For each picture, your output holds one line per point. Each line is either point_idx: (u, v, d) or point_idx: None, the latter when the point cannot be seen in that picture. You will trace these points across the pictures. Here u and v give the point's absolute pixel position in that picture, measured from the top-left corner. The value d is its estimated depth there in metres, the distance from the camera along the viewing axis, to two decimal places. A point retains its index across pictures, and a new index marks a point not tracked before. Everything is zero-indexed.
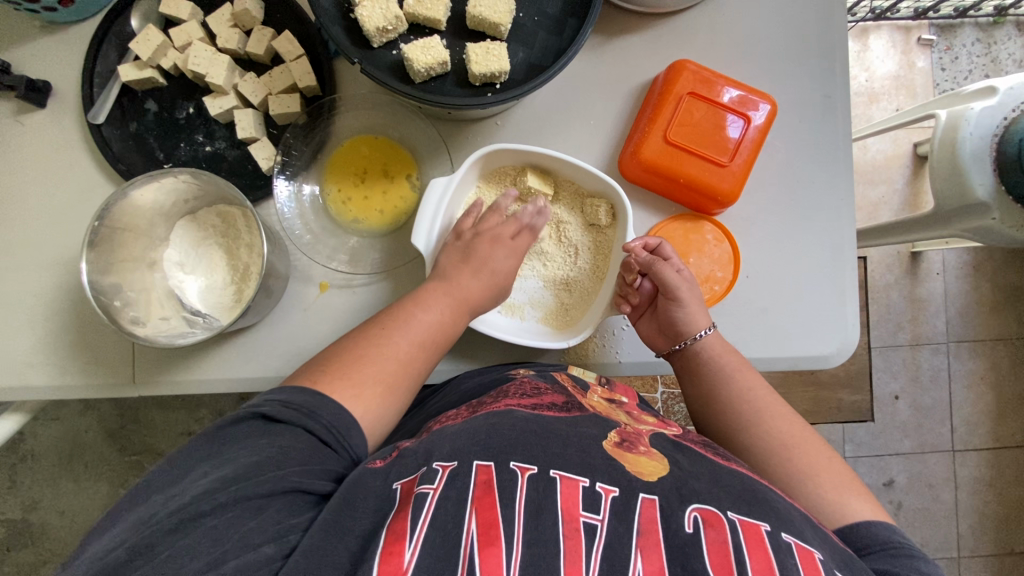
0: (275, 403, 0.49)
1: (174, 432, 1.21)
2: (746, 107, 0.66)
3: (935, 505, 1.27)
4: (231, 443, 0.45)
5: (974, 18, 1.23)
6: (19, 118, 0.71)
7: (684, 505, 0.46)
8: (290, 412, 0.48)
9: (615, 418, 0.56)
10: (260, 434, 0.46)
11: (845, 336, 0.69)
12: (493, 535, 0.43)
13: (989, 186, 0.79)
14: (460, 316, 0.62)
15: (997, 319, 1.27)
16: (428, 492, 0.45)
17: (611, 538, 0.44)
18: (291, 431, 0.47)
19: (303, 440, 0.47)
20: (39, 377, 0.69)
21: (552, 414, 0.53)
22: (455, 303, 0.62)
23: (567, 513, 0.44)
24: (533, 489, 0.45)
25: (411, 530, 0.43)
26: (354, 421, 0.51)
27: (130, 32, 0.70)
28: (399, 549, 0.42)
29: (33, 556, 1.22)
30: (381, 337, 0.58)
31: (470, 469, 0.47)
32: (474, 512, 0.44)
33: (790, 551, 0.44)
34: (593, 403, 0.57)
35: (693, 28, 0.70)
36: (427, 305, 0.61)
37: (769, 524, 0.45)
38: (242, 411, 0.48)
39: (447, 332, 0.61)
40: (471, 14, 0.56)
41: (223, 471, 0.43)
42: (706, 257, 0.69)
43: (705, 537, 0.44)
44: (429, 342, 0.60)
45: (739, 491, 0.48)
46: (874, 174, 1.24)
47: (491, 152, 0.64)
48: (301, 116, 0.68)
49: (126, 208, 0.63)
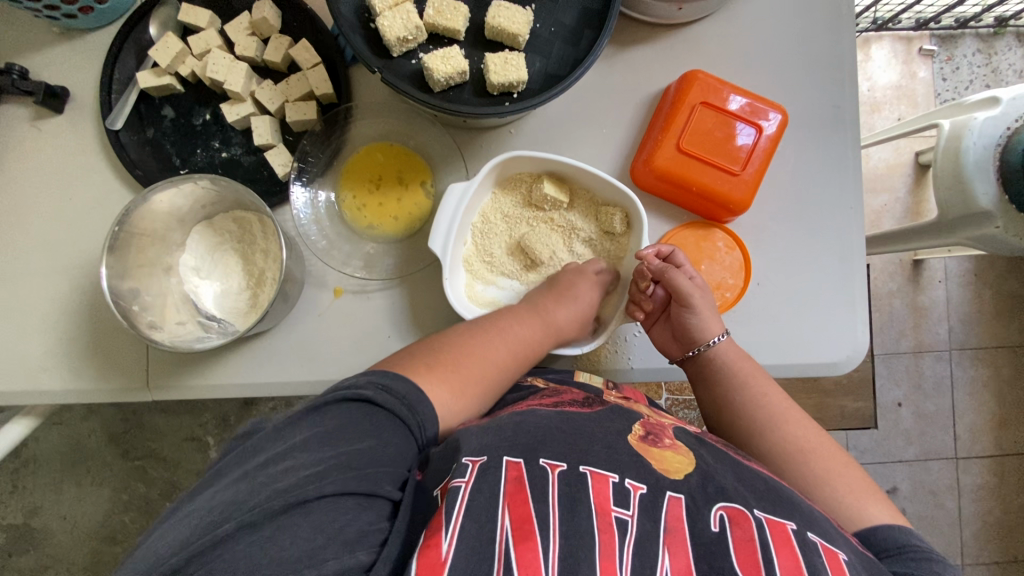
0: (374, 385, 0.49)
1: (178, 437, 1.20)
2: (757, 117, 0.67)
3: (939, 512, 1.28)
4: (335, 420, 0.46)
5: (974, 29, 1.24)
6: (37, 124, 0.71)
7: (710, 503, 0.46)
8: (391, 398, 0.49)
9: (637, 411, 0.57)
10: (364, 420, 0.47)
11: (855, 343, 0.70)
12: (528, 529, 0.42)
13: (992, 195, 0.80)
14: (546, 340, 0.64)
15: (1000, 326, 1.28)
16: (461, 485, 0.44)
17: (641, 534, 0.44)
18: (341, 414, 0.46)
19: (398, 433, 0.48)
20: (52, 380, 0.69)
21: (574, 409, 0.54)
22: (544, 326, 0.63)
23: (599, 506, 0.45)
24: (564, 484, 0.46)
25: (448, 521, 0.42)
26: (437, 420, 0.52)
27: (148, 40, 0.71)
28: (436, 541, 0.41)
29: (34, 562, 1.21)
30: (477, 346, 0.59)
31: (500, 464, 0.46)
32: (508, 507, 0.44)
33: (816, 551, 0.44)
34: (613, 399, 0.59)
35: (704, 39, 0.71)
36: (526, 323, 0.63)
37: (795, 523, 0.46)
38: (339, 389, 0.48)
39: (532, 350, 0.63)
40: (490, 25, 0.57)
41: (329, 457, 0.43)
42: (717, 264, 0.70)
43: (732, 535, 0.44)
44: (523, 359, 0.62)
45: (763, 491, 0.48)
46: (877, 182, 1.25)
47: (508, 159, 0.65)
48: (317, 123, 0.69)
49: (145, 213, 0.63)
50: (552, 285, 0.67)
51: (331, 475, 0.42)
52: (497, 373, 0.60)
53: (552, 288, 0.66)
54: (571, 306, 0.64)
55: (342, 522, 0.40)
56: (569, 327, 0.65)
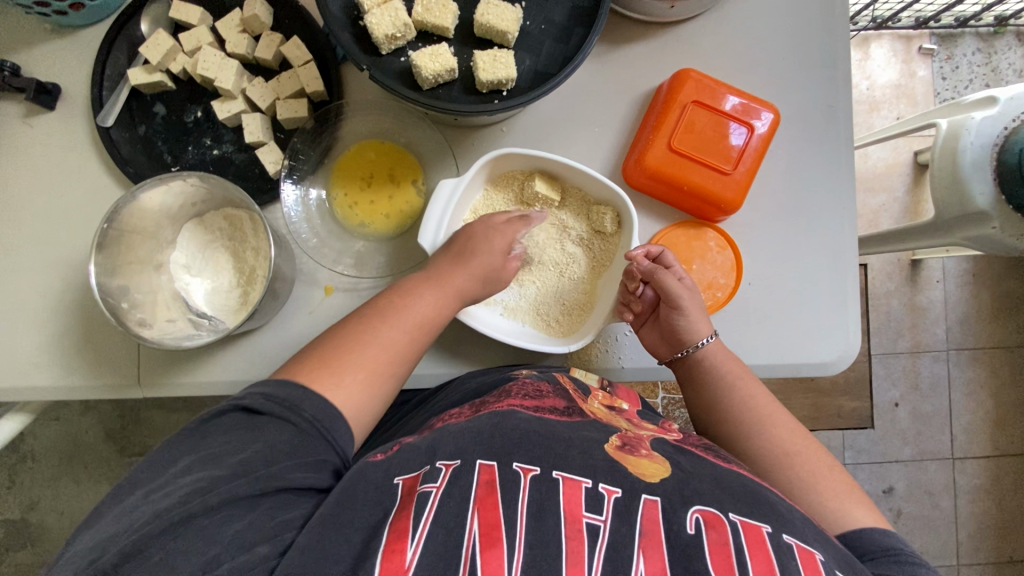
0: (256, 395, 0.49)
1: (174, 434, 1.21)
2: (749, 116, 0.67)
3: (934, 513, 1.27)
4: (216, 434, 0.46)
5: (974, 28, 1.24)
6: (28, 121, 0.71)
7: (687, 505, 0.46)
8: (273, 404, 0.48)
9: (615, 425, 0.56)
10: (244, 429, 0.46)
11: (846, 344, 0.70)
12: (496, 537, 0.43)
13: (989, 196, 0.80)
14: (447, 302, 0.61)
15: (997, 327, 1.28)
16: (431, 491, 0.46)
17: (613, 539, 0.44)
18: (272, 423, 0.47)
19: (288, 433, 0.47)
20: (43, 377, 0.69)
21: (554, 418, 0.53)
22: (442, 290, 0.61)
23: (570, 513, 0.45)
24: (535, 491, 0.46)
25: (414, 527, 0.43)
26: (339, 414, 0.51)
27: (139, 37, 0.71)
28: (400, 546, 0.42)
29: (31, 556, 1.22)
30: (367, 328, 0.57)
31: (473, 468, 0.47)
32: (477, 513, 0.44)
33: (790, 552, 0.44)
34: (593, 410, 0.57)
35: (697, 38, 0.71)
36: (422, 292, 0.61)
37: (770, 526, 0.46)
38: (226, 405, 0.48)
39: (433, 318, 0.60)
40: (479, 23, 0.57)
41: (210, 470, 0.43)
42: (708, 264, 0.70)
43: (708, 538, 0.44)
44: (427, 328, 0.60)
45: (742, 493, 0.48)
46: (875, 182, 1.24)
47: (500, 156, 0.65)
48: (308, 121, 0.69)
49: (134, 211, 0.63)
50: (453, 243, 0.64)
51: (220, 483, 0.42)
52: (390, 358, 0.57)
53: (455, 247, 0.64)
54: (470, 267, 0.63)
55: (248, 521, 0.42)
56: (473, 288, 0.63)
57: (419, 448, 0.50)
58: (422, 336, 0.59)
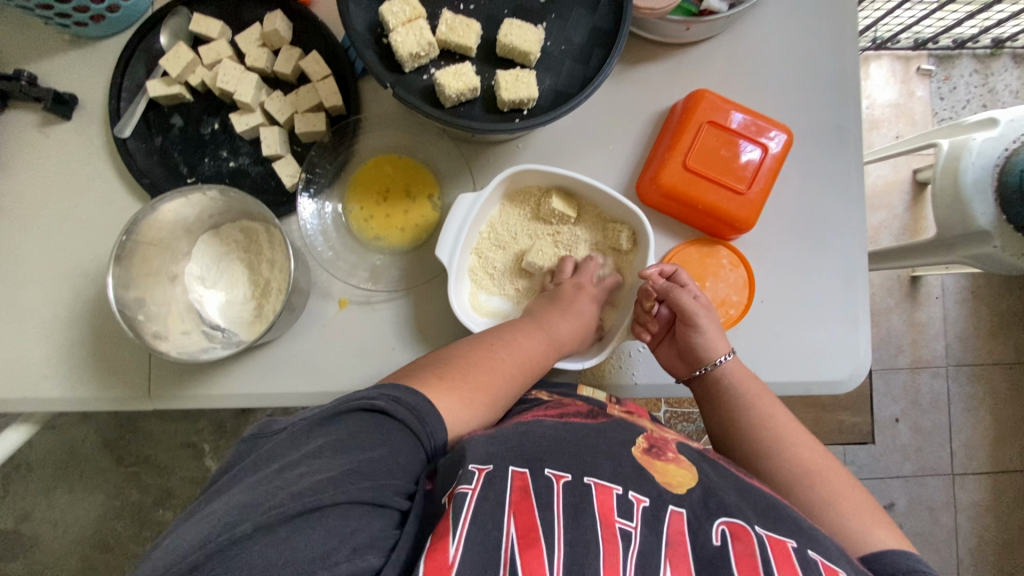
0: (389, 397, 0.48)
1: (174, 444, 1.19)
2: (761, 136, 0.68)
3: (935, 528, 1.28)
4: (348, 428, 0.45)
5: (971, 50, 1.26)
6: (45, 131, 0.71)
7: (713, 518, 0.46)
8: (403, 411, 0.48)
9: (641, 425, 0.58)
10: (374, 430, 0.45)
11: (857, 361, 0.70)
12: (534, 537, 0.43)
13: (991, 216, 0.81)
14: (551, 354, 0.64)
15: (996, 343, 1.29)
16: (467, 492, 0.45)
17: (644, 545, 0.44)
18: (399, 431, 0.47)
19: (406, 441, 0.47)
20: (53, 388, 0.69)
21: (579, 421, 0.54)
22: (548, 341, 0.64)
23: (603, 516, 0.45)
24: (569, 495, 0.46)
25: (454, 526, 0.43)
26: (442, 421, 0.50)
27: (158, 48, 0.71)
28: (443, 545, 0.41)
29: (23, 568, 1.20)
30: (489, 356, 0.59)
31: (506, 473, 0.47)
32: (513, 516, 0.44)
33: (817, 568, 0.44)
34: (615, 412, 0.59)
35: (711, 59, 0.72)
36: (527, 333, 0.63)
37: (796, 541, 0.46)
38: (355, 398, 0.47)
39: (539, 365, 0.62)
40: (502, 43, 0.57)
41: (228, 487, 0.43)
42: (722, 281, 0.70)
43: (733, 550, 0.44)
44: (530, 369, 0.62)
45: (766, 508, 0.48)
46: (875, 199, 1.26)
47: (518, 171, 0.65)
48: (326, 135, 0.69)
49: (152, 223, 0.63)
50: (555, 297, 0.67)
51: None
52: (505, 383, 0.59)
53: (554, 303, 0.67)
54: (571, 318, 0.66)
55: None
56: (570, 340, 0.66)
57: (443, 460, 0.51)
58: (526, 375, 0.61)
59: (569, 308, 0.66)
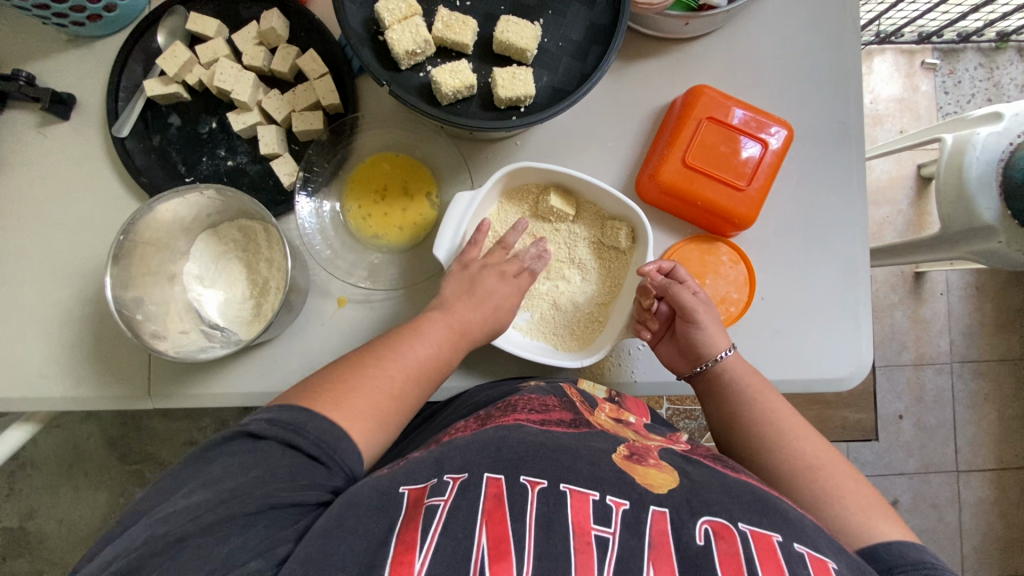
0: (261, 420, 0.49)
1: (177, 442, 1.20)
2: (762, 132, 0.67)
3: (939, 525, 1.27)
4: (218, 461, 0.45)
5: (977, 43, 1.25)
6: (43, 130, 0.71)
7: (695, 517, 0.46)
8: (276, 429, 0.48)
9: (622, 435, 0.56)
10: (247, 455, 0.46)
11: (860, 358, 0.70)
12: (504, 549, 0.43)
13: (995, 211, 0.80)
14: (460, 344, 0.62)
15: (1001, 340, 1.28)
16: (439, 504, 0.46)
17: (622, 551, 0.43)
18: (277, 448, 0.47)
19: (291, 458, 0.47)
20: (52, 387, 0.69)
21: (561, 431, 0.53)
22: (457, 331, 0.62)
23: (578, 526, 0.44)
24: (542, 503, 0.46)
25: (422, 540, 0.43)
26: (344, 432, 0.51)
27: (155, 48, 0.71)
28: (408, 558, 0.42)
29: (28, 565, 1.20)
30: (381, 362, 0.57)
31: (481, 481, 0.47)
32: (485, 525, 0.44)
33: (803, 562, 0.44)
34: (599, 421, 0.58)
35: (710, 54, 0.71)
36: (434, 327, 0.62)
37: (781, 535, 0.45)
38: (232, 430, 0.48)
39: (446, 359, 0.61)
40: (498, 40, 0.57)
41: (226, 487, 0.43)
42: (722, 278, 0.70)
43: (717, 549, 0.44)
44: (435, 366, 0.60)
45: (750, 502, 0.48)
46: (878, 194, 1.25)
47: (516, 169, 0.65)
48: (323, 133, 0.69)
49: (149, 222, 0.63)
50: (469, 280, 0.64)
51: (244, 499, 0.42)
52: (402, 389, 0.57)
53: (468, 284, 0.64)
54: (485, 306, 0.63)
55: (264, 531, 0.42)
56: (481, 325, 0.63)
57: (426, 461, 0.50)
58: (428, 372, 0.60)
59: (481, 293, 0.64)
